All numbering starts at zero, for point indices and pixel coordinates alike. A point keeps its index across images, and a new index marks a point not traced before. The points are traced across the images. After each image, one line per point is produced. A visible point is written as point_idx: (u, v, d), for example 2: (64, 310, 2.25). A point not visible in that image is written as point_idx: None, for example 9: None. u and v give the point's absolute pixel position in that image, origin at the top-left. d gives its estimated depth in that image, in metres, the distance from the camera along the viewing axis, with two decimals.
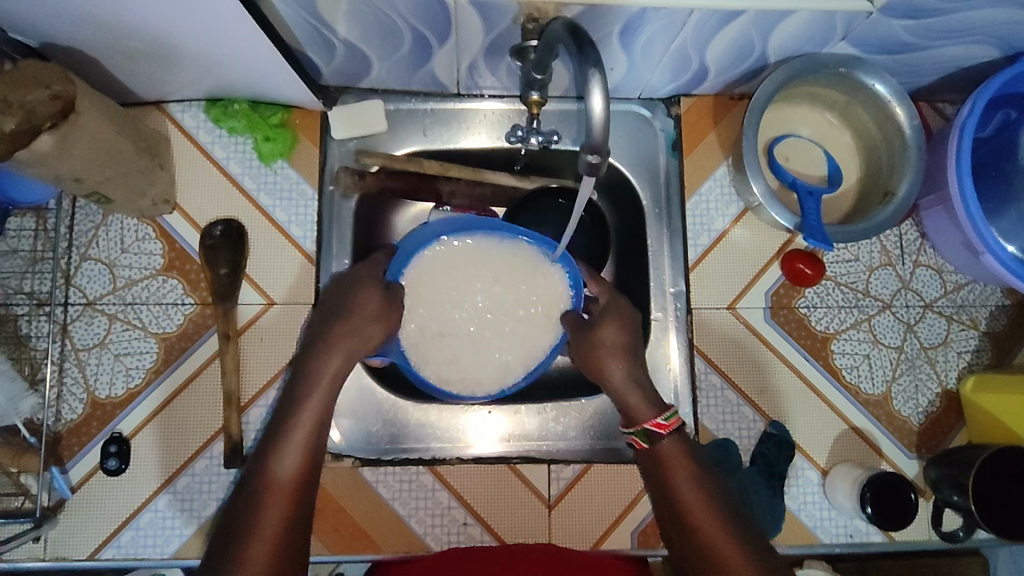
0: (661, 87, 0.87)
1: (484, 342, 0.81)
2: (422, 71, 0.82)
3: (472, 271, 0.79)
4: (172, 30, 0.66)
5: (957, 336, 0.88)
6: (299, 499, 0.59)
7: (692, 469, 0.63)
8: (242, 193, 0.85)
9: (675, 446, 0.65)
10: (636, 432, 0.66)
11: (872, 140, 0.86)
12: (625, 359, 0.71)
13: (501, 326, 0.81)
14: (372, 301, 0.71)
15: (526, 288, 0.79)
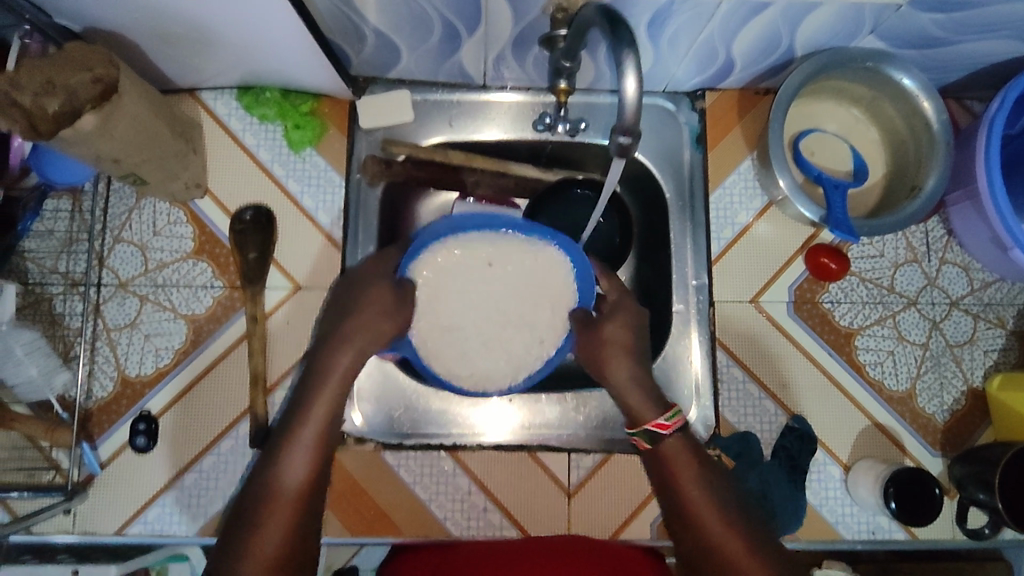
0: (687, 80, 0.87)
1: (497, 343, 0.80)
2: (449, 62, 0.83)
3: (478, 267, 0.79)
4: (211, 16, 0.68)
5: (984, 334, 0.87)
6: (303, 514, 0.58)
7: (697, 472, 0.63)
8: (271, 179, 0.86)
9: (678, 446, 0.65)
10: (638, 433, 0.67)
11: (899, 135, 0.85)
12: (629, 359, 0.70)
13: (510, 323, 0.79)
14: (380, 295, 0.70)
15: (533, 281, 0.79)
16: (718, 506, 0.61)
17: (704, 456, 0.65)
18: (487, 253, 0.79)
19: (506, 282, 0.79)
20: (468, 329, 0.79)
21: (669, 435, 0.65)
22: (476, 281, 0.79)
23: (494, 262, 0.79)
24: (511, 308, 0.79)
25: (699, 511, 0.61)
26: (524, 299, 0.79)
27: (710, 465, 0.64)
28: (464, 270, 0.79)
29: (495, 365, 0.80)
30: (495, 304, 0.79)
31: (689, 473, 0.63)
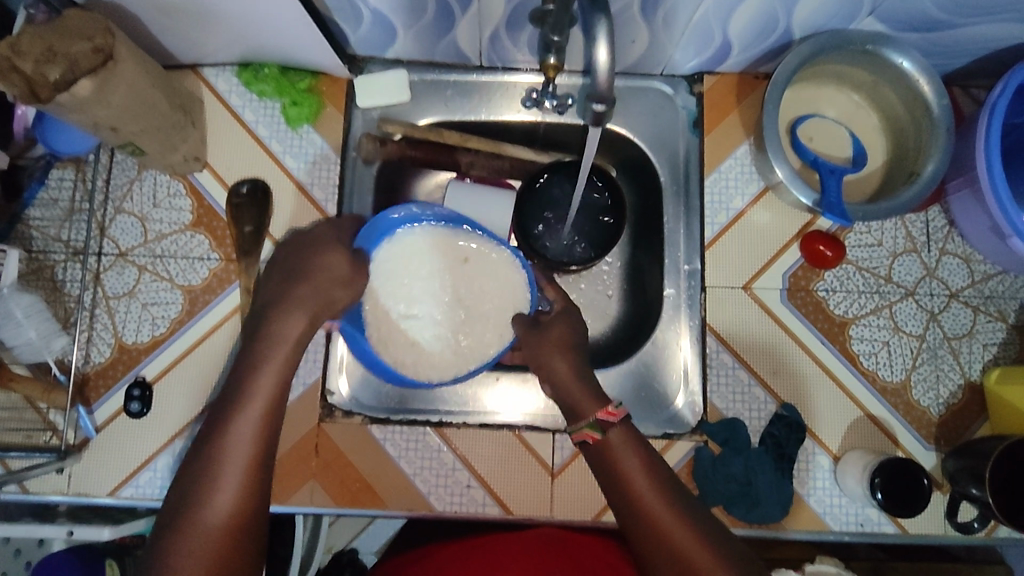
0: (684, 63, 0.86)
1: (447, 332, 0.83)
2: (444, 42, 0.84)
3: (431, 259, 0.83)
4: None
5: (983, 327, 0.85)
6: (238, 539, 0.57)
7: (642, 462, 0.64)
8: (268, 154, 0.88)
9: (621, 434, 0.65)
10: (588, 425, 0.66)
11: (901, 121, 0.84)
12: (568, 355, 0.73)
13: (458, 318, 0.83)
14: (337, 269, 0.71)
15: (481, 281, 0.83)
16: (668, 496, 0.62)
17: (647, 448, 0.66)
18: (446, 246, 0.83)
19: (456, 276, 0.83)
20: (420, 316, 0.82)
21: (611, 426, 0.66)
22: (431, 271, 0.83)
23: (452, 254, 0.83)
24: (461, 301, 0.83)
25: (649, 507, 0.62)
26: (479, 295, 0.83)
27: (651, 455, 0.65)
28: (416, 259, 0.82)
29: (443, 356, 0.82)
30: (447, 297, 0.83)
31: (635, 466, 0.64)
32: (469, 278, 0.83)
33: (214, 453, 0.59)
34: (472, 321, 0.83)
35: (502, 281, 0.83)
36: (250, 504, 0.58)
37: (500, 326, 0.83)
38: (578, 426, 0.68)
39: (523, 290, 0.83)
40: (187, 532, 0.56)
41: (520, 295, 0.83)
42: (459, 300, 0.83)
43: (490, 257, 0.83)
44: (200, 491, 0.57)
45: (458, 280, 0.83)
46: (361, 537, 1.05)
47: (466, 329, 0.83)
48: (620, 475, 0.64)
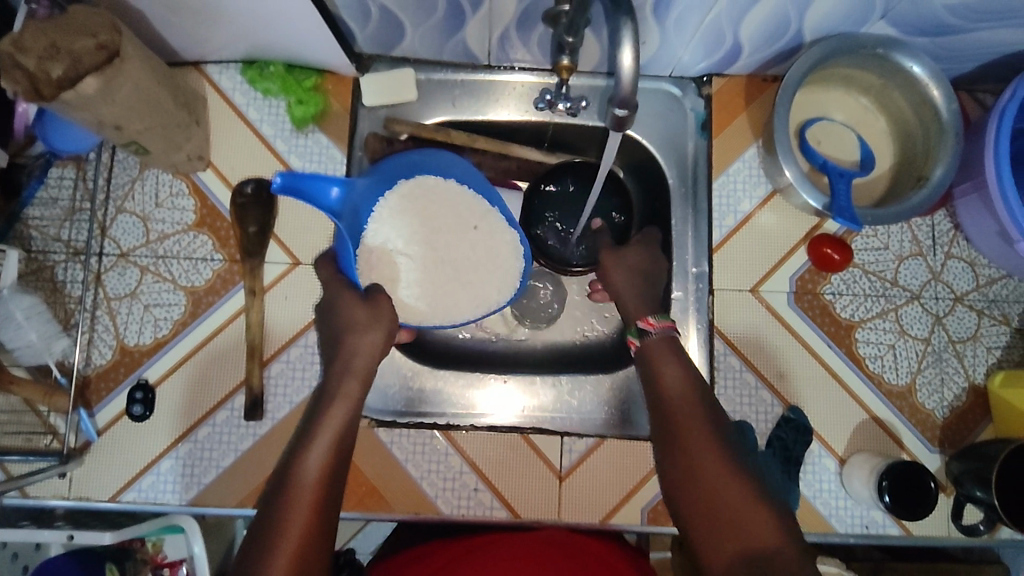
0: (693, 65, 0.86)
1: (427, 283, 0.81)
2: (453, 41, 0.83)
3: (444, 206, 0.80)
4: None
5: (987, 331, 0.86)
6: (319, 525, 0.62)
7: (692, 398, 0.70)
8: (273, 154, 0.87)
9: (660, 341, 0.75)
10: (631, 332, 0.77)
11: (908, 125, 0.84)
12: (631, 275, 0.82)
13: (449, 264, 0.81)
14: (358, 316, 0.74)
15: (478, 248, 0.81)
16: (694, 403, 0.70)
17: (701, 389, 0.71)
18: (465, 207, 0.80)
19: (462, 233, 0.81)
20: (412, 255, 0.81)
21: (671, 363, 0.73)
22: (439, 221, 0.80)
23: (467, 217, 0.80)
24: (455, 255, 0.81)
25: (696, 444, 0.66)
26: (477, 261, 0.82)
27: (707, 397, 0.71)
28: (420, 203, 0.79)
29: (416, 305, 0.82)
30: (445, 245, 0.81)
31: (689, 402, 0.70)
32: (473, 244, 0.81)
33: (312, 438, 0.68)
34: (458, 280, 0.82)
35: (493, 265, 0.82)
36: (322, 500, 0.64)
37: (468, 304, 0.82)
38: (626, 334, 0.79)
39: (515, 278, 0.82)
40: (272, 541, 0.61)
41: (510, 284, 0.82)
42: (455, 255, 0.81)
43: (499, 236, 0.81)
44: (296, 489, 0.64)
45: (461, 240, 0.81)
46: (359, 537, 1.01)
47: (448, 284, 0.82)
48: (672, 410, 0.70)
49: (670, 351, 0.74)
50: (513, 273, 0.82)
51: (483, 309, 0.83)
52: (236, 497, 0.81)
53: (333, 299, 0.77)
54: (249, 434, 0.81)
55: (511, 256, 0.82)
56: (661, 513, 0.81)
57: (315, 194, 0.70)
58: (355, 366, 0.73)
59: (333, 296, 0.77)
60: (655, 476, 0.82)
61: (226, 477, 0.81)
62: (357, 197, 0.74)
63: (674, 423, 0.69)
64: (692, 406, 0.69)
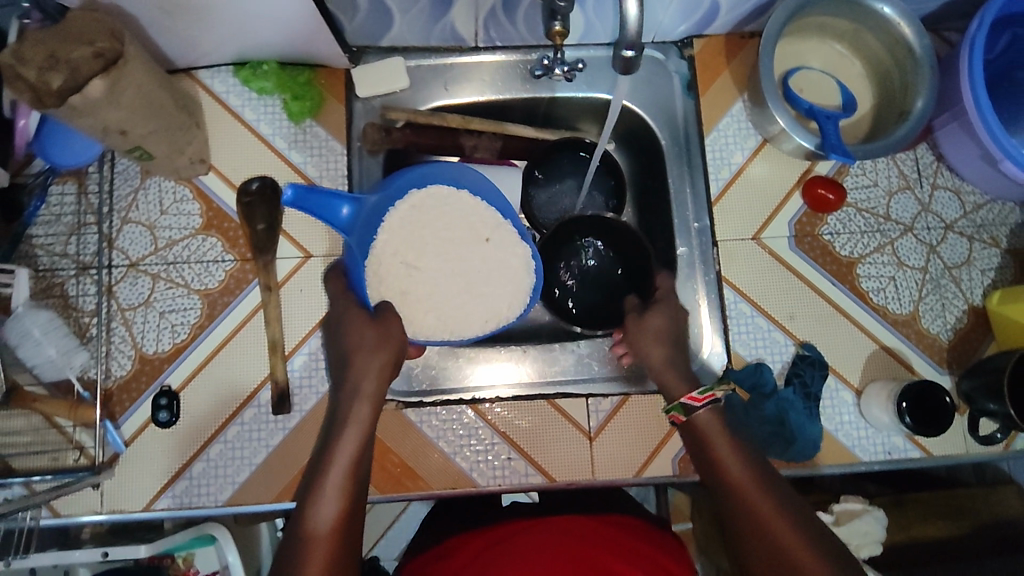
0: (673, 29, 0.91)
1: (429, 294, 0.84)
2: (441, 24, 0.86)
3: (455, 219, 0.85)
4: None
5: (980, 254, 0.90)
6: (338, 554, 0.64)
7: (760, 482, 0.69)
8: (273, 152, 0.88)
9: (709, 415, 0.74)
10: (675, 407, 0.76)
11: (885, 66, 0.89)
12: (663, 343, 0.81)
13: (457, 278, 0.85)
14: (366, 338, 0.76)
15: (488, 260, 0.85)
16: (757, 475, 0.70)
17: (756, 460, 0.72)
18: (475, 218, 0.85)
19: (473, 248, 0.85)
20: (423, 270, 0.84)
21: (726, 445, 0.72)
22: (448, 231, 0.85)
23: (480, 228, 0.85)
24: (465, 272, 0.85)
25: (783, 532, 0.64)
26: (487, 272, 0.86)
27: (773, 476, 0.70)
28: (427, 218, 0.84)
29: (425, 303, 0.84)
30: (455, 261, 0.85)
31: (755, 480, 0.69)
32: (483, 256, 0.85)
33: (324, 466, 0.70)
34: (469, 293, 0.85)
35: (503, 277, 0.86)
36: (343, 529, 0.66)
37: (484, 318, 0.85)
38: (669, 408, 0.78)
39: (524, 292, 0.86)
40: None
41: (521, 297, 0.86)
42: (466, 267, 0.86)
43: (508, 248, 0.85)
44: (313, 516, 0.66)
45: (471, 250, 0.85)
46: (383, 546, 1.13)
47: (459, 297, 0.85)
48: (746, 498, 0.68)
49: (729, 436, 0.73)
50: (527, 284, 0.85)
51: (494, 324, 0.85)
52: (272, 493, 0.80)
53: (341, 316, 0.79)
54: (278, 429, 0.81)
55: (522, 267, 0.86)
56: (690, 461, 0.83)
57: (324, 210, 0.76)
58: (365, 388, 0.74)
59: (342, 314, 0.79)
60: None
61: (258, 474, 0.80)
62: (366, 214, 0.80)
63: (750, 511, 0.67)
64: (765, 493, 0.68)
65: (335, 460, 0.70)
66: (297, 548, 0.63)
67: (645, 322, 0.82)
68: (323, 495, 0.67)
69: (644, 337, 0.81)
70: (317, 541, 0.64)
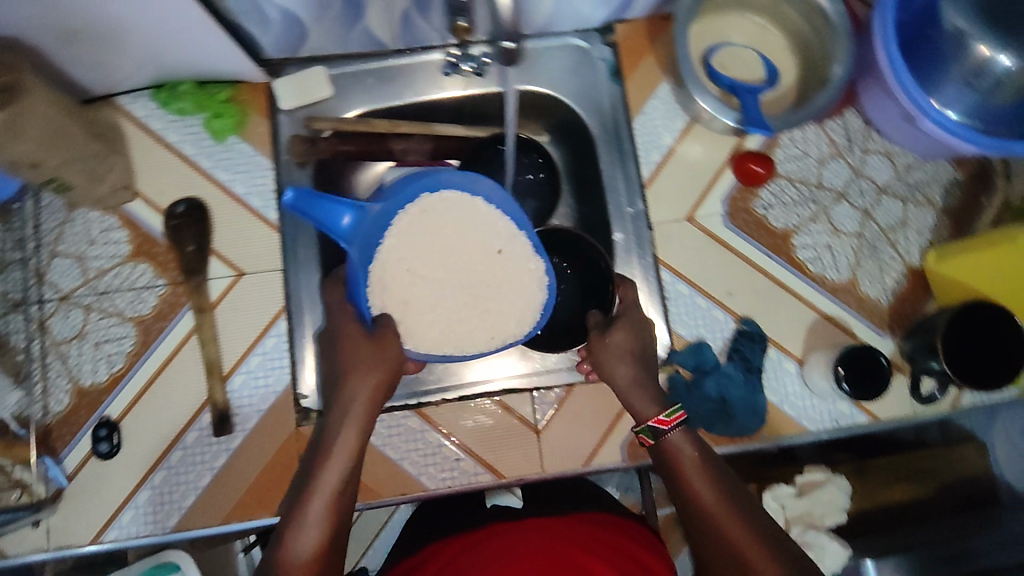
0: (593, 14, 0.91)
1: (433, 303, 0.82)
2: (358, 28, 0.86)
3: (464, 226, 0.82)
4: (112, 10, 0.69)
5: (915, 215, 0.90)
6: None
7: (729, 506, 0.70)
8: (199, 172, 0.87)
9: (680, 436, 0.74)
10: (643, 430, 0.75)
11: (805, 35, 0.88)
12: (631, 363, 0.78)
13: (462, 289, 0.83)
14: (361, 354, 0.75)
15: (499, 269, 0.83)
16: (724, 497, 0.70)
17: (726, 480, 0.72)
18: (489, 228, 0.82)
19: (483, 257, 0.83)
20: (427, 278, 0.82)
21: (694, 468, 0.72)
22: (458, 239, 0.82)
23: (493, 239, 0.82)
24: (471, 283, 0.83)
25: (756, 556, 0.66)
26: (494, 281, 0.83)
27: (741, 498, 0.70)
28: (434, 224, 0.81)
29: (433, 308, 0.82)
30: (461, 270, 0.83)
31: (723, 504, 0.70)
32: (496, 266, 0.83)
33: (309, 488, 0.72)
34: (477, 305, 0.83)
35: (512, 291, 0.83)
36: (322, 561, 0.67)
37: (494, 332, 0.82)
38: (635, 428, 0.76)
39: (533, 309, 0.83)
40: None
41: (531, 312, 0.83)
42: (474, 276, 0.83)
43: (522, 261, 0.82)
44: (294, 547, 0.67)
45: (482, 259, 0.83)
46: None
47: (464, 310, 0.83)
48: (719, 523, 0.68)
49: (697, 458, 0.73)
50: (537, 298, 0.82)
51: (499, 340, 0.82)
52: (221, 515, 0.79)
53: (338, 330, 0.78)
54: (222, 450, 0.80)
55: (535, 281, 0.83)
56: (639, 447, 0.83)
57: (329, 218, 0.72)
58: (355, 411, 0.74)
59: (338, 325, 0.78)
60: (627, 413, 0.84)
61: (206, 497, 0.79)
62: (372, 221, 0.77)
63: (721, 534, 0.68)
64: (736, 518, 0.69)
65: (320, 485, 0.71)
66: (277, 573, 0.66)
67: (609, 341, 0.78)
68: (307, 523, 0.69)
69: (605, 356, 0.78)
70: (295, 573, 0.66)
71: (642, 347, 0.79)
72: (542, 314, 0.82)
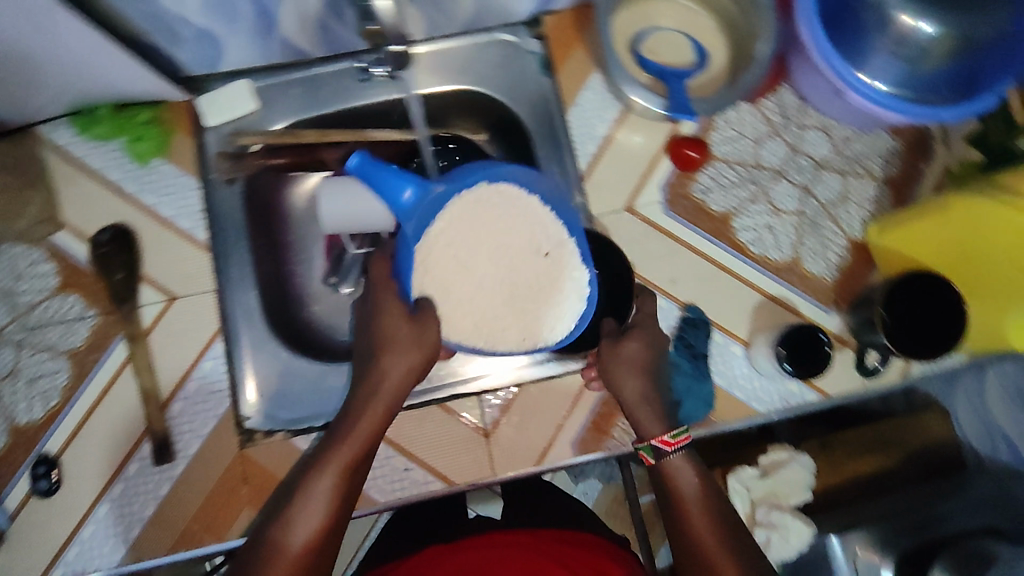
0: (518, 8, 0.89)
1: (469, 294, 0.75)
2: (276, 38, 0.84)
3: (512, 220, 0.74)
4: (9, 41, 0.66)
5: (855, 188, 0.89)
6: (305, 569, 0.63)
7: (720, 540, 0.67)
8: (125, 197, 0.85)
9: (683, 461, 0.71)
10: (644, 448, 0.73)
11: (732, 15, 0.87)
12: (638, 376, 0.75)
13: (502, 284, 0.76)
14: (400, 332, 0.70)
15: (544, 271, 0.76)
16: (716, 526, 0.68)
17: (721, 511, 0.69)
18: (540, 229, 0.75)
19: (530, 256, 0.76)
20: (470, 267, 0.75)
21: (690, 495, 0.70)
22: (507, 235, 0.75)
23: (541, 240, 0.76)
24: (508, 282, 0.76)
25: None
26: (537, 286, 0.76)
27: (735, 532, 0.67)
28: (485, 215, 0.73)
29: (472, 295, 0.75)
30: (505, 267, 0.76)
31: (715, 537, 0.67)
32: (539, 270, 0.76)
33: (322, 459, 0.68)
34: (514, 307, 0.76)
35: (552, 295, 0.76)
36: (318, 547, 0.64)
37: (529, 333, 0.76)
38: (637, 447, 0.75)
39: (570, 316, 0.76)
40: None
41: (568, 320, 0.76)
42: (516, 276, 0.76)
43: (566, 266, 0.76)
44: (296, 518, 0.64)
45: (528, 262, 0.76)
46: None
47: (500, 309, 0.76)
48: (707, 554, 0.66)
49: (695, 485, 0.70)
50: (573, 308, 0.76)
51: (528, 344, 0.76)
52: (168, 543, 0.78)
53: (377, 302, 0.72)
54: (166, 478, 0.79)
55: (577, 290, 0.76)
56: (590, 441, 0.83)
57: (386, 190, 0.67)
58: (385, 386, 0.71)
59: (379, 296, 0.73)
60: (575, 409, 0.83)
61: (152, 527, 0.78)
62: (429, 202, 0.70)
63: (708, 565, 0.65)
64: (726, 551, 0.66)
65: (335, 457, 0.68)
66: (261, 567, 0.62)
67: (621, 350, 0.76)
68: (313, 493, 0.66)
69: (613, 366, 0.75)
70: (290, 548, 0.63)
71: (651, 362, 0.77)
72: (579, 323, 0.76)
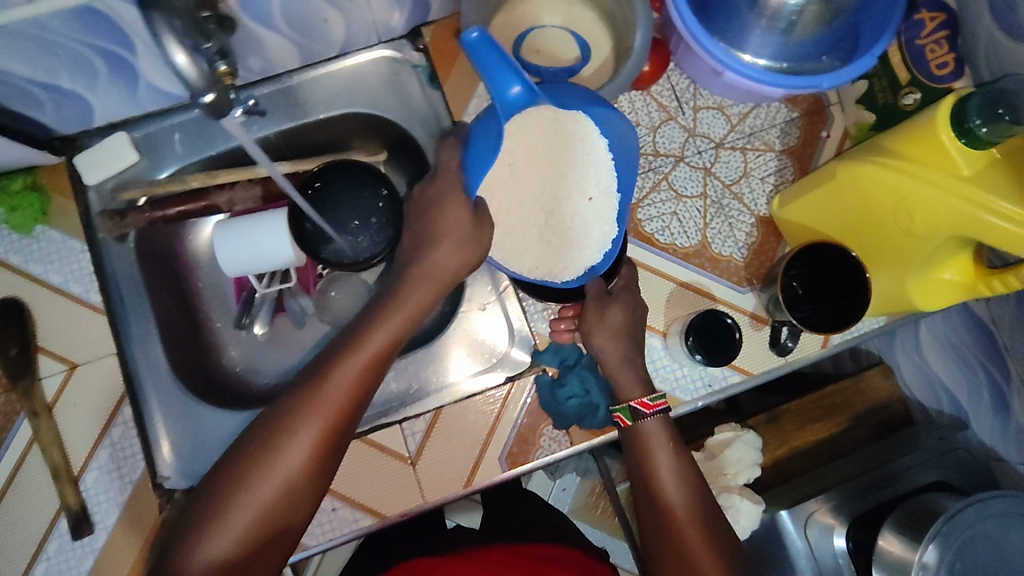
0: (394, 23, 0.86)
1: (511, 208, 0.80)
2: (142, 88, 0.80)
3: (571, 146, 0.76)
4: None
5: (756, 163, 0.88)
6: (325, 451, 0.67)
7: (688, 509, 0.73)
8: (11, 269, 0.83)
9: (655, 427, 0.76)
10: (622, 409, 0.77)
11: (609, 6, 0.85)
12: (619, 340, 0.78)
13: (536, 209, 0.80)
14: (461, 226, 0.74)
15: (580, 207, 0.78)
16: (686, 495, 0.74)
17: (692, 482, 0.75)
18: (594, 171, 0.77)
19: (582, 189, 0.78)
20: (519, 181, 0.79)
21: (664, 465, 0.75)
22: (560, 164, 0.77)
23: (590, 183, 0.78)
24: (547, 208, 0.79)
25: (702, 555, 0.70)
26: (571, 222, 0.79)
27: (703, 502, 0.74)
28: (548, 137, 0.75)
29: (512, 205, 0.80)
30: (545, 195, 0.79)
31: (685, 506, 0.73)
32: (577, 210, 0.78)
33: (358, 339, 0.71)
34: (540, 236, 0.79)
35: (578, 233, 0.78)
36: (337, 435, 0.68)
37: (550, 266, 0.79)
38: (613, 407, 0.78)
39: (590, 256, 0.78)
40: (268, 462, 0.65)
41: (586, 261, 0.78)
42: (552, 210, 0.79)
43: (604, 212, 0.77)
44: (324, 402, 0.67)
45: (571, 198, 0.79)
46: None
47: (529, 231, 0.80)
48: (675, 519, 0.72)
49: (669, 456, 0.75)
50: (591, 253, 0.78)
51: (541, 273, 0.78)
52: None
53: (439, 192, 0.76)
54: (88, 552, 0.78)
55: (601, 238, 0.77)
56: (518, 456, 0.81)
57: (495, 79, 0.65)
58: (430, 281, 0.75)
59: (442, 188, 0.76)
60: (499, 424, 0.82)
61: None
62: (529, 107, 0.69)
63: (674, 527, 0.72)
64: (692, 518, 0.73)
65: (367, 342, 0.71)
66: (238, 484, 0.64)
67: (607, 315, 0.77)
68: (339, 375, 0.68)
69: (601, 330, 0.77)
70: (311, 425, 0.66)
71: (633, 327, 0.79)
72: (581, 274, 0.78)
